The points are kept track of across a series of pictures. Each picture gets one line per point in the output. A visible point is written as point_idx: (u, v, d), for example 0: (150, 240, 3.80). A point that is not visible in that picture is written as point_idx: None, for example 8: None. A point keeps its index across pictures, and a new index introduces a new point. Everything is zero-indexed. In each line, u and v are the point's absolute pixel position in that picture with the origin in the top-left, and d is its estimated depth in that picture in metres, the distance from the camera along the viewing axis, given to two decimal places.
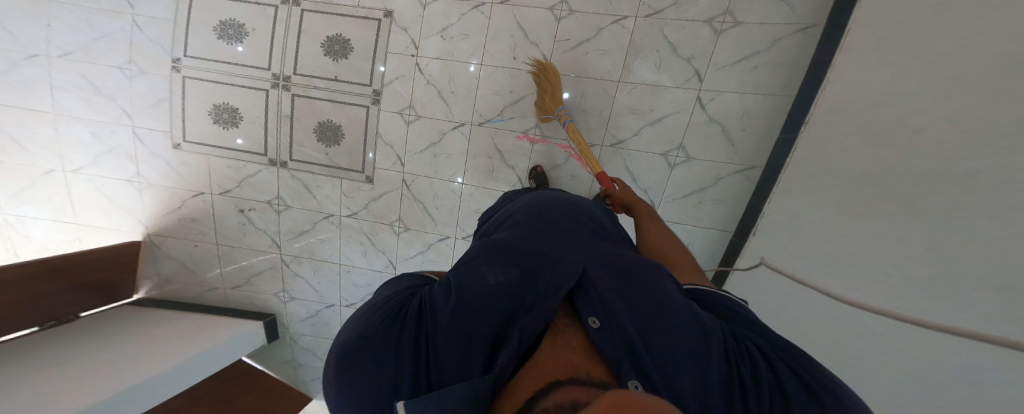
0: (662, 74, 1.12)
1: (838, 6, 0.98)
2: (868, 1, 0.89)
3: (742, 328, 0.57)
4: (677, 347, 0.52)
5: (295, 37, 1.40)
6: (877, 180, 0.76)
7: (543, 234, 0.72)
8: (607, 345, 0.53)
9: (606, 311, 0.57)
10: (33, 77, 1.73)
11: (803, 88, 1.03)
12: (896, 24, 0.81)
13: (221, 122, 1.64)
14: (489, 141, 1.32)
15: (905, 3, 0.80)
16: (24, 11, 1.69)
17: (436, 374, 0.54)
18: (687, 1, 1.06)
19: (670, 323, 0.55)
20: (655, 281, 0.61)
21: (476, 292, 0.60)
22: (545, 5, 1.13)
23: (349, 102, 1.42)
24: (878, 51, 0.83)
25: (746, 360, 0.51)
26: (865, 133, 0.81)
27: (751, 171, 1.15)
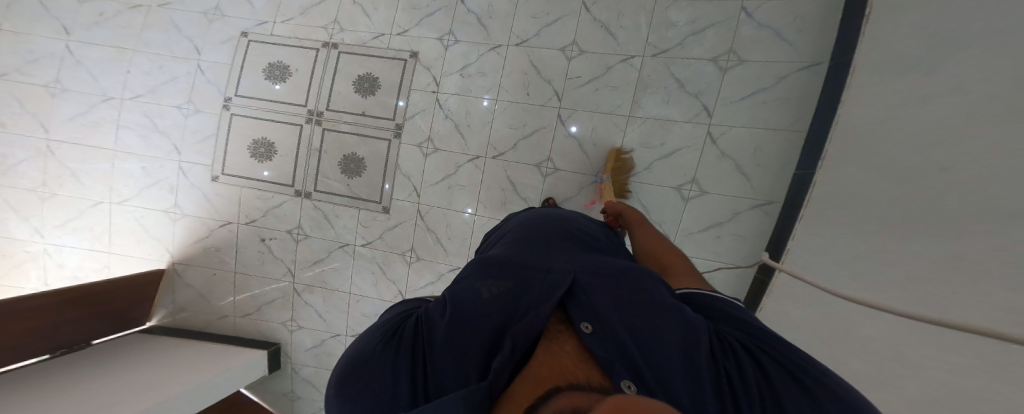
0: (670, 109, 1.16)
1: (839, 44, 1.02)
2: (866, 36, 0.93)
3: (725, 325, 0.57)
4: (670, 348, 0.51)
5: (331, 78, 1.56)
6: (890, 199, 0.74)
7: (536, 251, 0.72)
8: (599, 348, 0.52)
9: (597, 316, 0.56)
10: (104, 117, 1.96)
11: (814, 122, 1.04)
12: (895, 51, 0.83)
13: (257, 156, 1.78)
14: (503, 174, 1.36)
15: (900, 32, 0.83)
16: (108, 62, 1.96)
17: (435, 385, 0.52)
18: (691, 42, 1.13)
19: (663, 327, 0.53)
20: (645, 286, 0.61)
21: (471, 303, 0.59)
22: (557, 46, 1.23)
23: (372, 136, 1.52)
24: (879, 78, 0.85)
25: (735, 358, 0.50)
26: (879, 155, 0.79)
27: (770, 206, 1.12)
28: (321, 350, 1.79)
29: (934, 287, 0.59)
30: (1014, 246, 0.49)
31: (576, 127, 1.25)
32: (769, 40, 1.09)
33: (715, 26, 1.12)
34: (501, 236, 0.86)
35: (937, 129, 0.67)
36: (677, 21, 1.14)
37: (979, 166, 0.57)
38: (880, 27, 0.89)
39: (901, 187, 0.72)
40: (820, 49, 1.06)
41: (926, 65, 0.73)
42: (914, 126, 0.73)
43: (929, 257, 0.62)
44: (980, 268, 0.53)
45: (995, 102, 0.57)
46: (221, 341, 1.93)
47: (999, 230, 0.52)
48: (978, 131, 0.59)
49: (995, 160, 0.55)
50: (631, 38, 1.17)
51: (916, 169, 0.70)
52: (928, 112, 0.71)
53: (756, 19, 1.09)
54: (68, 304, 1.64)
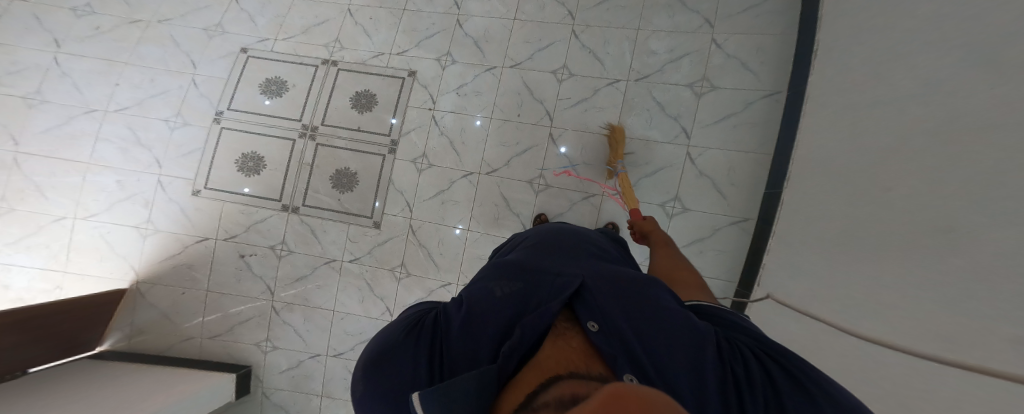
0: (652, 130, 1.24)
1: (795, 75, 1.15)
2: (819, 67, 1.05)
3: (734, 332, 0.59)
4: (673, 348, 0.53)
5: (328, 94, 1.60)
6: (846, 207, 0.81)
7: (548, 256, 0.75)
8: (605, 344, 0.55)
9: (604, 315, 0.59)
10: (83, 130, 1.91)
11: (779, 144, 1.14)
12: (844, 78, 0.94)
13: (244, 170, 1.76)
14: (496, 190, 1.39)
15: (845, 61, 0.94)
16: (96, 74, 1.94)
17: (450, 373, 0.55)
18: (670, 69, 1.25)
19: (667, 327, 0.56)
20: (653, 292, 0.63)
21: (484, 301, 0.62)
22: (549, 69, 1.32)
23: (366, 151, 1.54)
24: (830, 102, 0.96)
25: (740, 361, 0.52)
26: (837, 168, 0.88)
27: (745, 222, 1.19)
28: (297, 372, 1.68)
29: (885, 280, 0.64)
30: (946, 237, 0.55)
31: (565, 148, 1.31)
32: (736, 70, 1.21)
33: (689, 55, 1.24)
34: (517, 244, 0.89)
35: (880, 143, 0.76)
36: (656, 50, 1.26)
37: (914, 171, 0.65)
38: (828, 59, 1.02)
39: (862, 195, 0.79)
40: (777, 79, 1.19)
41: (868, 89, 0.84)
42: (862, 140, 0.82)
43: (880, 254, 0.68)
44: (931, 258, 0.58)
45: (926, 116, 0.65)
46: (185, 366, 1.79)
47: (932, 224, 0.58)
48: (912, 142, 0.67)
49: (926, 164, 0.62)
50: (615, 65, 1.28)
51: (864, 178, 0.77)
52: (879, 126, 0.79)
53: (725, 51, 1.23)
54: (17, 326, 1.52)
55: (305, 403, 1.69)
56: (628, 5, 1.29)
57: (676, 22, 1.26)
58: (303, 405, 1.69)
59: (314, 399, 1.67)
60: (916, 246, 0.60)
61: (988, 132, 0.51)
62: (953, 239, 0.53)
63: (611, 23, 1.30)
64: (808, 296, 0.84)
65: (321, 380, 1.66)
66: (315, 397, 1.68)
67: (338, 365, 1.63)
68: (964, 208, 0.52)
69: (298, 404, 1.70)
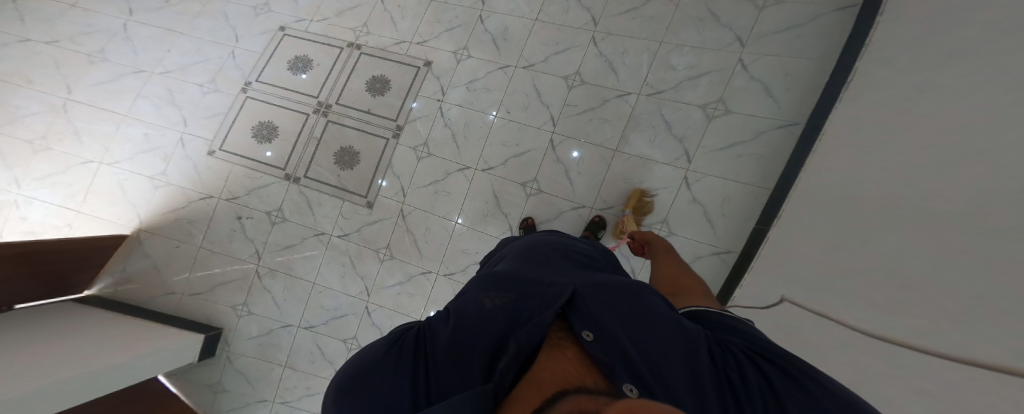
0: (653, 149, 1.21)
1: (818, 107, 1.06)
2: (843, 103, 0.98)
3: (726, 335, 0.55)
4: (671, 355, 0.48)
5: (348, 75, 1.65)
6: (852, 245, 0.72)
7: (540, 269, 0.70)
8: (603, 353, 0.48)
9: (598, 324, 0.53)
10: (128, 86, 2.04)
11: (780, 180, 1.08)
12: (870, 114, 0.86)
13: (259, 137, 1.81)
14: (489, 187, 1.37)
15: (873, 97, 0.88)
16: (154, 40, 2.09)
17: (439, 393, 0.48)
18: (686, 87, 1.19)
19: (663, 334, 0.51)
20: (644, 298, 0.59)
21: (472, 312, 0.56)
22: (561, 74, 1.31)
23: (371, 132, 1.57)
24: (850, 136, 0.89)
25: (738, 363, 0.48)
26: (845, 204, 0.80)
27: (727, 254, 1.14)
28: (263, 341, 1.64)
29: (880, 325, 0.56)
30: (958, 273, 0.47)
31: (578, 153, 1.27)
32: (756, 95, 1.14)
33: (710, 74, 1.18)
34: (506, 255, 0.84)
35: (899, 178, 0.68)
36: (676, 65, 1.21)
37: (933, 203, 0.57)
38: (858, 91, 0.94)
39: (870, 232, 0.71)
40: (798, 109, 1.10)
41: (897, 121, 0.76)
42: (876, 175, 0.74)
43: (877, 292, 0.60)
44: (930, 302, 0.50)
45: (956, 150, 0.58)
46: (161, 319, 1.78)
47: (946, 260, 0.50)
48: (936, 175, 0.59)
49: (949, 197, 0.55)
50: (629, 77, 1.24)
51: (877, 212, 0.69)
52: (895, 160, 0.71)
53: (750, 72, 1.15)
54: (28, 259, 1.57)
55: (266, 371, 1.64)
56: (658, 17, 1.24)
57: (705, 37, 1.19)
58: (264, 375, 1.64)
59: (275, 371, 1.62)
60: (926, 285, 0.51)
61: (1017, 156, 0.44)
62: (967, 275, 0.45)
63: (633, 33, 1.25)
64: (797, 338, 0.75)
65: (287, 353, 1.61)
66: (277, 369, 1.62)
67: (306, 339, 1.58)
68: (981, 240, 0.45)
69: (259, 374, 1.65)
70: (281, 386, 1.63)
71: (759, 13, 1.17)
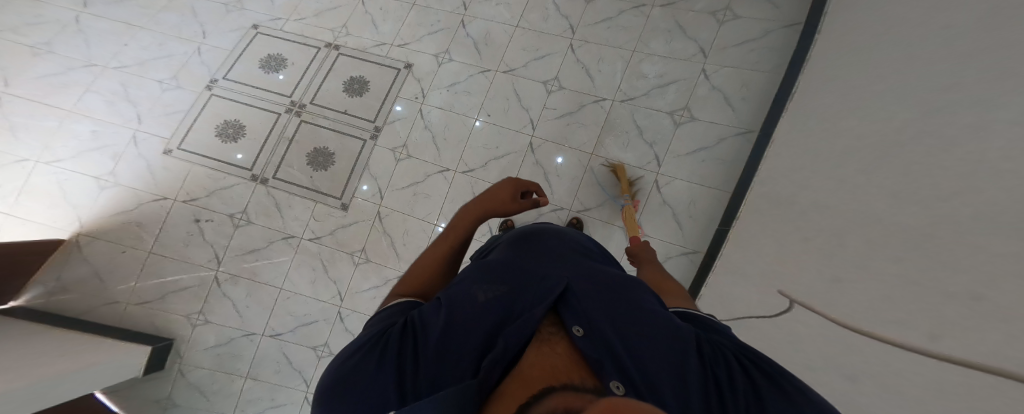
0: (627, 153, 1.26)
1: (769, 117, 1.16)
2: (791, 111, 1.08)
3: (715, 334, 0.57)
4: (658, 351, 0.50)
5: (325, 75, 1.63)
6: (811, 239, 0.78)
7: (535, 259, 0.70)
8: (591, 349, 0.49)
9: (589, 319, 0.54)
10: (77, 80, 1.90)
11: (739, 183, 1.16)
12: (819, 120, 0.95)
13: (223, 136, 1.72)
14: (468, 189, 1.38)
15: (819, 107, 0.97)
16: (110, 34, 1.97)
17: (427, 380, 0.47)
18: (656, 94, 1.27)
19: (651, 329, 0.53)
20: (635, 294, 0.61)
21: (464, 305, 0.56)
22: (539, 79, 1.35)
23: (348, 133, 1.54)
24: (804, 142, 0.97)
25: (720, 362, 0.49)
26: (803, 202, 0.87)
27: (694, 255, 1.20)
28: (224, 348, 1.54)
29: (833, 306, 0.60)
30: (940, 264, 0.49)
31: (561, 159, 1.30)
32: (719, 102, 1.23)
33: (677, 83, 1.26)
34: (495, 246, 0.84)
35: (852, 175, 0.75)
36: (647, 73, 1.28)
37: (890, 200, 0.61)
38: (806, 101, 1.04)
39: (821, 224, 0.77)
40: (753, 118, 1.20)
41: (847, 126, 0.84)
42: (833, 174, 0.81)
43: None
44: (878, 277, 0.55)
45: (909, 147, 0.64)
46: (102, 331, 1.61)
47: (897, 249, 0.54)
48: (890, 175, 0.65)
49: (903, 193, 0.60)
50: (604, 84, 1.30)
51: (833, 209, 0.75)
52: (848, 160, 0.78)
53: (711, 82, 1.24)
54: None
55: (224, 385, 1.52)
56: (630, 26, 1.32)
57: (672, 47, 1.28)
58: (224, 386, 1.52)
59: (237, 382, 1.51)
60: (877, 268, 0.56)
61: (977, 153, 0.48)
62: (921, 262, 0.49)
63: (608, 41, 1.32)
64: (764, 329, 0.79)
65: (251, 362, 1.50)
66: (240, 378, 1.51)
67: (272, 346, 1.49)
68: (938, 230, 0.49)
69: (218, 385, 1.53)
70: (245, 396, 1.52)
71: (719, 27, 1.27)
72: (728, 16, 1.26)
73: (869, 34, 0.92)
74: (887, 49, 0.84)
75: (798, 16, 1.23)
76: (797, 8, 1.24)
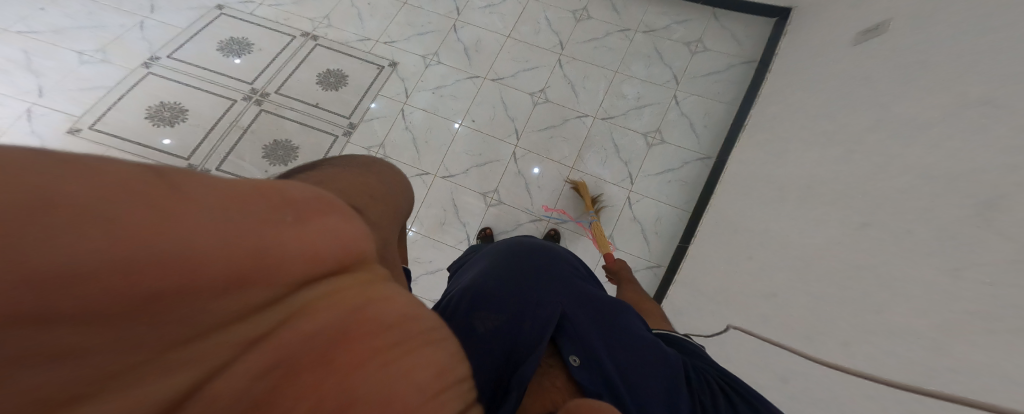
0: (604, 169, 1.33)
1: (725, 146, 1.31)
2: (749, 139, 1.24)
3: (699, 361, 0.61)
4: (651, 384, 0.54)
5: (296, 64, 1.54)
6: (788, 243, 0.89)
7: (525, 274, 0.65)
8: (590, 382, 0.53)
9: (587, 349, 0.55)
10: None
11: (701, 202, 1.27)
12: (780, 143, 1.11)
13: (154, 119, 1.49)
14: (448, 195, 1.34)
15: (777, 135, 1.14)
16: None
17: None
18: (633, 115, 1.37)
19: (646, 359, 0.56)
20: (629, 319, 0.63)
21: (465, 341, 0.55)
22: (526, 91, 1.40)
23: (318, 127, 1.44)
24: (763, 167, 1.11)
25: (707, 393, 0.54)
26: (775, 210, 0.98)
27: (657, 268, 1.25)
28: None
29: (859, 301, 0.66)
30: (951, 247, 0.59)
31: (538, 169, 1.34)
32: (685, 128, 1.36)
33: (652, 106, 1.38)
34: (481, 253, 0.82)
35: (829, 185, 0.87)
36: (627, 94, 1.39)
37: (889, 217, 0.70)
38: (763, 129, 1.21)
39: (802, 230, 0.87)
40: (712, 146, 1.34)
41: (811, 147, 0.98)
42: (809, 186, 0.92)
43: (841, 281, 0.72)
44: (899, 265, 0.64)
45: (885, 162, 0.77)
46: None
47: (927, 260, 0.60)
48: (880, 194, 0.74)
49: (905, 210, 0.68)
50: (587, 101, 1.39)
51: (816, 224, 0.84)
52: (822, 175, 0.91)
53: (681, 108, 1.38)
54: None
55: None
56: (615, 48, 1.45)
57: (650, 73, 1.41)
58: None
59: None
60: (907, 278, 0.61)
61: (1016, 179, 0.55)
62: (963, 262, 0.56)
63: (593, 60, 1.43)
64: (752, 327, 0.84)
65: None
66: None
67: None
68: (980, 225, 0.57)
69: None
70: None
71: (692, 57, 1.43)
72: (699, 49, 1.44)
73: (814, 81, 1.11)
74: (833, 94, 1.02)
75: (755, 54, 1.44)
76: (755, 48, 1.44)
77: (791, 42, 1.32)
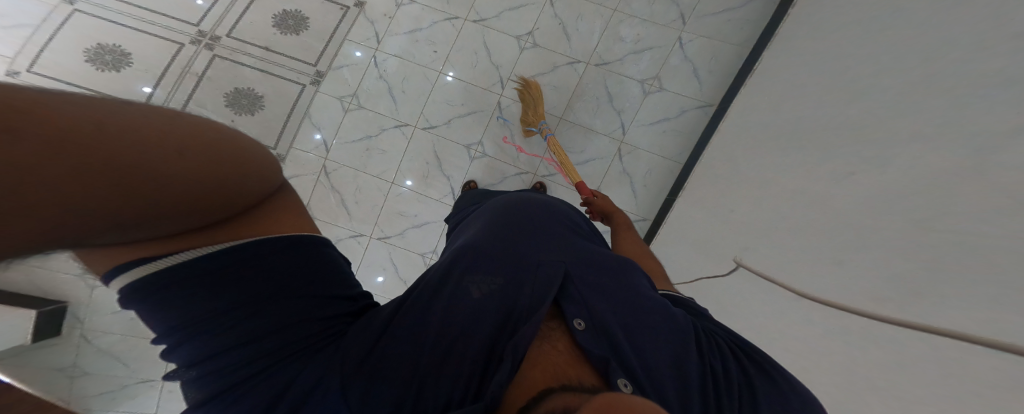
0: (596, 120, 1.26)
1: (728, 94, 1.24)
2: (750, 86, 1.16)
3: (706, 321, 0.60)
4: (658, 344, 0.52)
5: (246, 4, 1.34)
6: (771, 198, 0.87)
7: (521, 239, 0.64)
8: (593, 345, 0.50)
9: (590, 314, 0.54)
10: None
11: (694, 153, 1.23)
12: (777, 89, 1.04)
13: (95, 63, 1.30)
14: (430, 147, 1.23)
15: (776, 80, 1.07)
16: None
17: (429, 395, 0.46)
18: (630, 61, 1.27)
19: (652, 320, 0.55)
20: (632, 279, 0.61)
21: (459, 307, 0.53)
22: (513, 34, 1.27)
23: (281, 75, 1.26)
24: (761, 114, 1.05)
25: (716, 354, 0.53)
26: (767, 160, 0.93)
27: (643, 222, 1.25)
28: (124, 328, 1.20)
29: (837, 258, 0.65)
30: (917, 200, 0.57)
31: (538, 120, 1.25)
32: (686, 74, 1.27)
33: (651, 50, 1.27)
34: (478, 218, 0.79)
35: (819, 134, 0.82)
36: (624, 37, 1.27)
37: (878, 165, 0.66)
38: (765, 74, 1.13)
39: (787, 184, 0.84)
40: (714, 94, 1.26)
41: (812, 89, 0.91)
42: (804, 133, 0.86)
43: (813, 240, 0.71)
44: (874, 221, 0.62)
45: (875, 109, 0.72)
46: None
47: (906, 215, 0.57)
48: (868, 143, 0.70)
49: (893, 156, 0.64)
50: (581, 45, 1.27)
51: (803, 176, 0.81)
52: (815, 122, 0.85)
53: (685, 52, 1.27)
54: None
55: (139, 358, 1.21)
56: None
57: (653, 11, 1.27)
58: (102, 369, 1.20)
59: (124, 370, 1.20)
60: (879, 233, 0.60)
61: (1004, 117, 0.50)
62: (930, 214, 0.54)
63: None
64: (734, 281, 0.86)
65: None
66: (122, 366, 1.21)
67: None
68: (951, 177, 0.54)
69: (99, 367, 1.19)
70: (129, 385, 1.22)
71: None
72: None
73: (826, 20, 1.01)
74: (848, 27, 0.92)
75: None
76: None
77: None
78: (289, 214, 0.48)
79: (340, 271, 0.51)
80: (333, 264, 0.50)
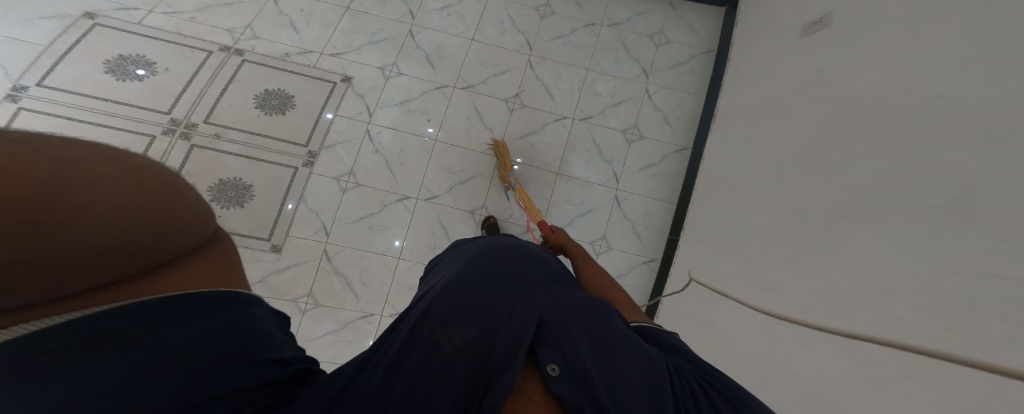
0: (589, 171, 1.33)
1: (698, 137, 1.37)
2: (718, 129, 1.29)
3: (679, 358, 0.50)
4: (633, 383, 0.43)
5: (221, 86, 1.29)
6: (765, 235, 0.94)
7: (498, 278, 0.56)
8: (571, 393, 0.40)
9: (566, 353, 0.44)
10: None
11: (683, 194, 1.33)
12: (745, 135, 1.16)
13: None
14: (434, 217, 1.24)
15: (739, 127, 1.20)
16: None
17: None
18: (610, 113, 1.37)
19: (626, 357, 0.45)
20: (607, 315, 0.52)
21: (430, 362, 0.43)
22: (501, 97, 1.33)
23: (269, 160, 1.22)
24: (736, 156, 1.17)
25: (690, 393, 0.43)
26: (752, 200, 1.03)
27: (653, 262, 1.31)
28: None
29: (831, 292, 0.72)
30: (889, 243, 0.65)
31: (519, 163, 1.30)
32: (660, 121, 1.38)
33: (626, 101, 1.38)
34: (452, 260, 0.71)
35: (796, 177, 0.92)
36: (601, 92, 1.37)
37: (852, 208, 0.75)
38: (729, 119, 1.26)
39: (777, 223, 0.92)
40: (686, 136, 1.39)
41: (776, 137, 1.03)
42: (779, 176, 0.97)
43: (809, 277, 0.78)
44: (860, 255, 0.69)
45: (835, 158, 0.83)
46: None
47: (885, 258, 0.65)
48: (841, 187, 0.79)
49: (863, 199, 0.73)
50: (564, 101, 1.35)
51: (787, 217, 0.90)
52: (787, 166, 0.96)
53: (654, 101, 1.39)
54: None
55: None
56: (583, 45, 1.40)
57: (621, 67, 1.40)
58: None
59: None
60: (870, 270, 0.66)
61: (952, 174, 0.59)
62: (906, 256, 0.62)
63: (563, 59, 1.38)
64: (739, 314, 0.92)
65: None
66: None
67: None
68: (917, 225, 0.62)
69: None
70: None
71: (657, 49, 1.43)
72: (663, 40, 1.44)
73: (769, 70, 1.16)
74: (790, 79, 1.06)
75: (712, 43, 1.47)
76: (711, 36, 1.47)
77: (743, 31, 1.36)
78: (210, 266, 0.44)
79: (204, 340, 0.37)
80: (190, 331, 0.37)
